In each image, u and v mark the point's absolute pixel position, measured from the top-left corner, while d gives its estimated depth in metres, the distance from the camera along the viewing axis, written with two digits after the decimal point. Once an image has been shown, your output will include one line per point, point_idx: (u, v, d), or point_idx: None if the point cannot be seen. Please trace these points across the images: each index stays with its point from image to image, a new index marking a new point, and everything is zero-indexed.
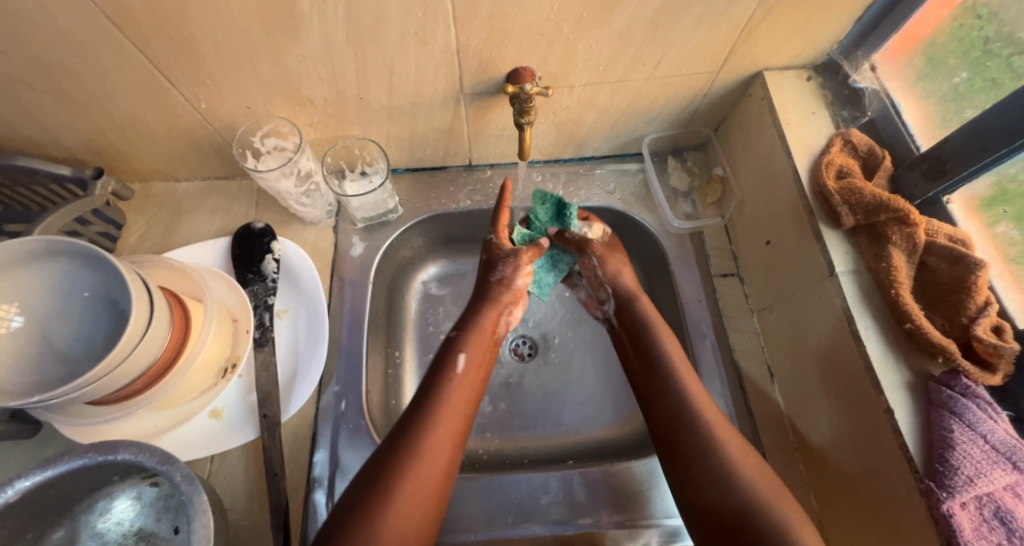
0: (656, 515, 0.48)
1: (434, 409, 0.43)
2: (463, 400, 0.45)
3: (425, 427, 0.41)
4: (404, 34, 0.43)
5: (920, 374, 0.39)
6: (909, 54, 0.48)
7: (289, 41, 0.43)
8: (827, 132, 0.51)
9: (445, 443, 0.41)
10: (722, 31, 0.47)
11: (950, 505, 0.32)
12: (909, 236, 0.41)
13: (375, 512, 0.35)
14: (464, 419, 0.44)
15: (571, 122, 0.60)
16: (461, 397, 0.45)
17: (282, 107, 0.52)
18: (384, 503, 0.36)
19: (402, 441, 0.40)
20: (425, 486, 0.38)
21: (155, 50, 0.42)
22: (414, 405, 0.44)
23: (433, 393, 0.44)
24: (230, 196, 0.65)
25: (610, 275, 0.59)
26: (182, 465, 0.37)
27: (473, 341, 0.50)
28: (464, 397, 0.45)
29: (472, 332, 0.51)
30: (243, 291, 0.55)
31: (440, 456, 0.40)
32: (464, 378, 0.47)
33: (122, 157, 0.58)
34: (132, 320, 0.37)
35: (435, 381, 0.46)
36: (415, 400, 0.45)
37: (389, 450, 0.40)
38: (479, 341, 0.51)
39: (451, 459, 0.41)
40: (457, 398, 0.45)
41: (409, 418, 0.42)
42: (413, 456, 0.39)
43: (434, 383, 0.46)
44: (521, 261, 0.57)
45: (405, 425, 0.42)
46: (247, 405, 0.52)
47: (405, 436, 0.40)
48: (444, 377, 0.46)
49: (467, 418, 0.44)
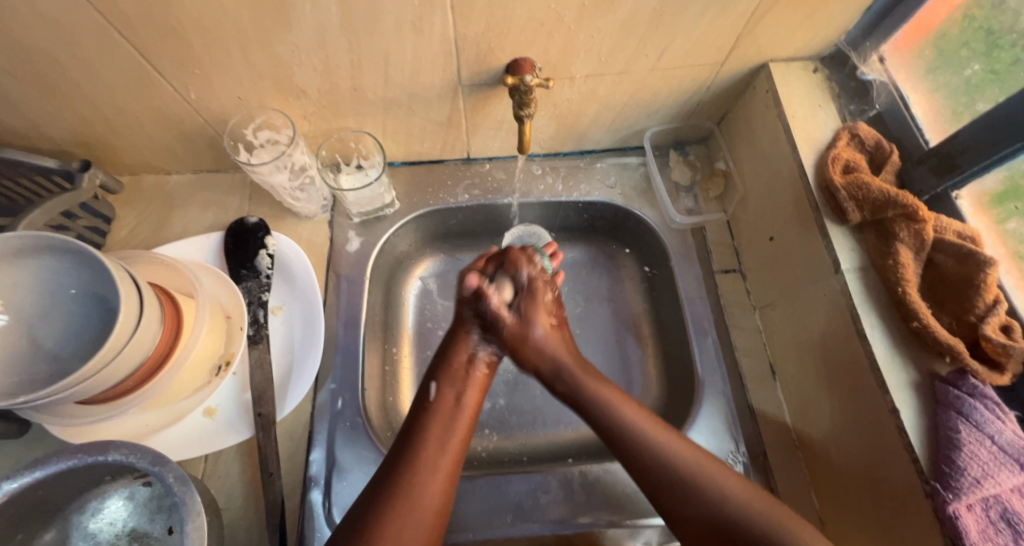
0: (655, 515, 0.48)
1: (416, 448, 0.42)
2: (447, 434, 0.44)
3: (407, 466, 0.41)
4: (400, 23, 0.42)
5: (926, 372, 0.38)
6: (918, 45, 0.47)
7: (280, 29, 0.41)
8: (833, 126, 0.50)
9: (433, 480, 0.40)
10: (727, 22, 0.45)
11: (955, 507, 0.31)
12: (917, 233, 0.40)
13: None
14: (453, 456, 0.43)
15: (571, 114, 0.59)
16: (442, 431, 0.44)
17: (275, 99, 0.51)
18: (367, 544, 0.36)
19: (386, 482, 0.40)
20: (411, 528, 0.38)
21: (141, 38, 0.41)
22: (398, 443, 0.43)
23: (417, 433, 0.44)
24: (222, 189, 0.63)
25: (535, 357, 0.51)
26: (175, 467, 0.37)
27: (451, 373, 0.49)
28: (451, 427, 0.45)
29: (450, 365, 0.50)
30: (236, 287, 0.54)
31: (428, 498, 0.39)
32: (442, 407, 0.46)
33: (110, 149, 0.57)
34: (122, 318, 0.36)
35: (416, 417, 0.46)
36: (398, 439, 0.44)
37: (375, 488, 0.40)
38: (456, 374, 0.49)
39: (443, 496, 0.40)
40: (440, 433, 0.44)
41: (392, 458, 0.42)
42: (398, 496, 0.39)
43: (416, 421, 0.45)
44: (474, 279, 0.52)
45: (387, 468, 0.41)
46: (241, 403, 0.51)
47: (388, 477, 0.40)
48: (425, 415, 0.46)
49: (456, 451, 0.44)
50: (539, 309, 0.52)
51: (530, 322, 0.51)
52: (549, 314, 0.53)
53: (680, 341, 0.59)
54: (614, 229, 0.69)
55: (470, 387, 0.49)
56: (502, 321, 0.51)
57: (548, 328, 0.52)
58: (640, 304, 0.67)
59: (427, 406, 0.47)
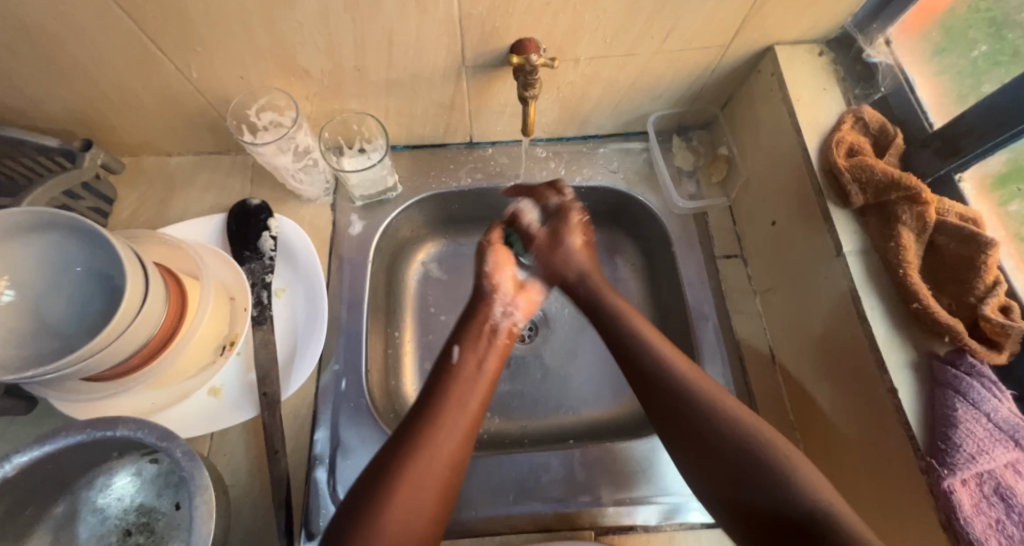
0: (655, 493, 0.48)
1: (437, 408, 0.43)
2: (469, 398, 0.44)
3: (428, 424, 0.41)
4: (404, 1, 0.41)
5: (925, 353, 0.38)
6: (925, 29, 0.47)
7: (284, 7, 0.41)
8: (837, 109, 0.50)
9: (451, 439, 0.40)
10: (735, 2, 0.45)
11: (950, 481, 0.32)
12: (920, 216, 0.40)
13: (378, 501, 0.35)
14: (470, 418, 0.43)
15: (575, 98, 0.58)
16: (463, 394, 0.44)
17: (278, 79, 0.50)
18: (386, 498, 0.35)
19: (404, 439, 0.40)
20: (428, 483, 0.37)
21: (145, 15, 0.40)
22: (419, 405, 0.43)
23: (440, 393, 0.44)
24: (224, 171, 0.63)
25: (561, 260, 0.56)
26: (182, 442, 0.37)
27: (474, 338, 0.50)
28: (471, 393, 0.45)
29: (475, 329, 0.50)
30: (240, 269, 0.54)
31: (444, 457, 0.39)
32: (462, 370, 0.47)
33: (111, 129, 0.56)
34: (128, 296, 0.36)
35: (439, 380, 0.46)
36: (421, 397, 0.44)
37: (391, 447, 0.39)
38: (480, 338, 0.50)
39: (457, 456, 0.40)
40: (461, 396, 0.44)
41: (412, 418, 0.42)
42: (417, 451, 0.39)
43: (439, 384, 0.45)
44: (491, 249, 0.55)
45: (410, 424, 0.41)
46: (246, 383, 0.51)
47: (410, 434, 0.40)
48: (445, 379, 0.46)
49: (475, 413, 0.44)
50: (567, 227, 0.57)
51: (564, 237, 0.56)
52: (581, 233, 0.57)
53: (682, 325, 0.59)
54: (615, 215, 0.69)
55: (491, 352, 0.49)
56: (534, 237, 0.57)
57: (578, 246, 0.57)
58: (642, 289, 0.68)
59: (451, 369, 0.47)
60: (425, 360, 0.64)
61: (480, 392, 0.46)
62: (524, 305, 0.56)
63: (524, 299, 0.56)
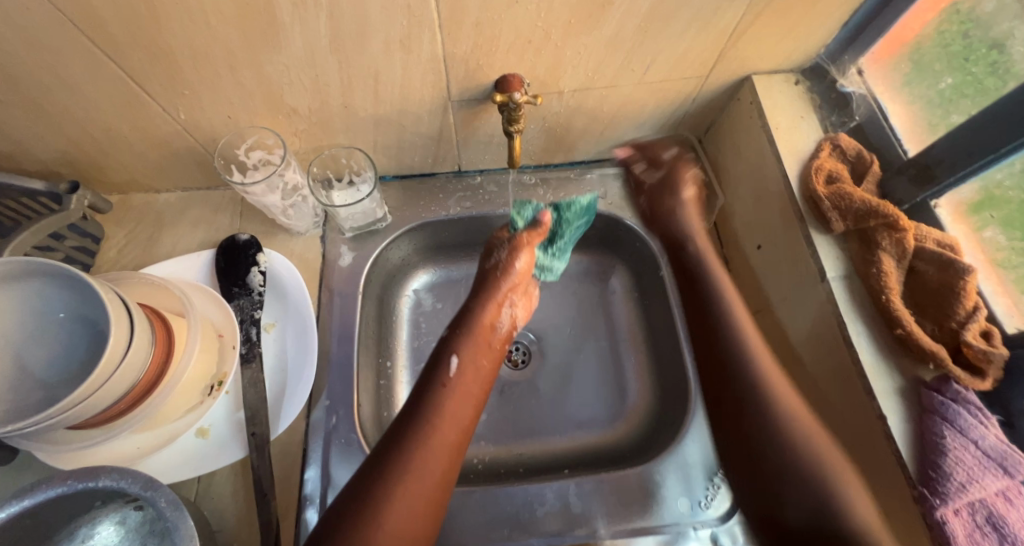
0: (655, 524, 0.48)
1: (428, 421, 0.41)
2: (461, 412, 0.43)
3: (417, 438, 0.39)
4: (389, 42, 0.42)
5: (912, 379, 0.39)
6: (895, 58, 0.48)
7: (270, 50, 0.41)
8: (816, 136, 0.51)
9: (441, 456, 0.39)
10: (711, 37, 0.46)
11: (943, 511, 0.32)
12: (899, 242, 0.41)
13: (366, 521, 0.34)
14: (461, 430, 0.42)
15: (560, 127, 0.59)
16: (458, 406, 0.43)
17: (265, 117, 0.51)
18: (375, 521, 0.34)
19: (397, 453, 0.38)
20: (416, 498, 0.36)
21: (130, 60, 0.41)
22: (407, 417, 0.41)
23: (431, 405, 0.42)
24: (213, 207, 0.63)
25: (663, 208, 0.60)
26: (167, 491, 0.37)
27: (474, 344, 0.48)
28: (462, 406, 0.44)
29: (471, 334, 0.48)
30: (228, 305, 0.54)
31: (434, 477, 0.38)
32: (460, 381, 0.45)
33: (98, 169, 0.56)
34: (113, 343, 0.36)
35: (431, 391, 0.43)
36: (408, 409, 0.43)
37: (375, 466, 0.38)
38: (479, 344, 0.48)
39: (446, 473, 0.39)
40: (454, 410, 0.43)
41: (400, 430, 0.40)
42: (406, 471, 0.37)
43: (431, 394, 0.43)
44: (519, 245, 0.54)
45: (398, 439, 0.39)
46: (234, 422, 0.51)
47: (402, 450, 0.38)
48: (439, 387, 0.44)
49: (466, 428, 0.42)
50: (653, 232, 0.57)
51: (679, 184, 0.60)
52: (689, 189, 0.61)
53: (674, 349, 0.59)
54: (604, 239, 0.70)
55: (486, 357, 0.48)
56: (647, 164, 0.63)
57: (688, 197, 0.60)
58: (633, 312, 0.68)
59: (446, 382, 0.44)
60: None
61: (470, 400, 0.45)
62: (521, 306, 0.56)
63: (524, 299, 0.56)
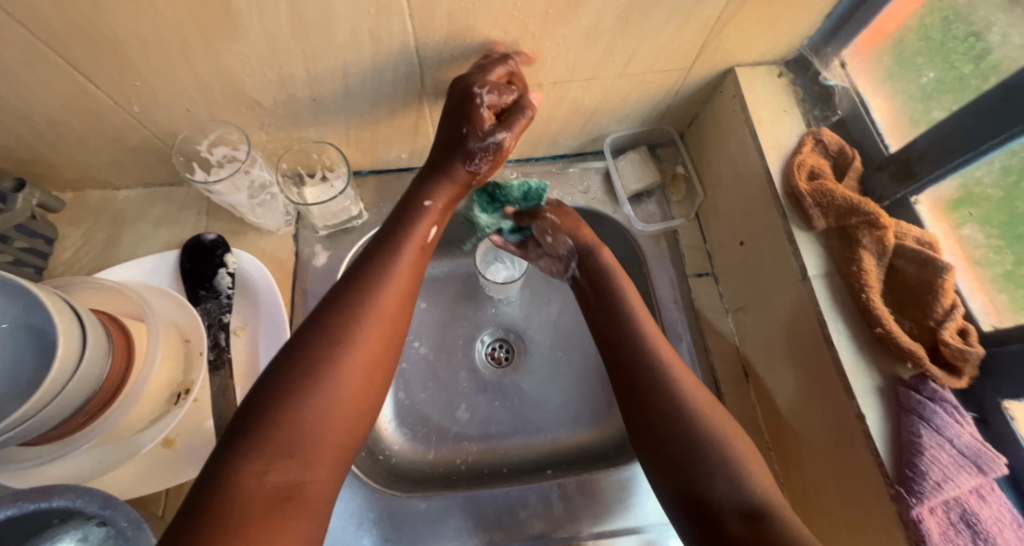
0: (635, 523, 0.48)
1: (368, 299, 0.38)
2: (402, 287, 0.40)
3: (354, 319, 0.36)
4: (357, 32, 0.40)
5: (889, 377, 0.39)
6: (877, 51, 0.47)
7: (227, 40, 0.38)
8: (798, 130, 0.50)
9: (378, 328, 0.37)
10: (693, 26, 0.45)
11: (919, 510, 0.33)
12: (879, 240, 0.40)
13: (297, 398, 0.31)
14: (399, 305, 0.40)
15: (541, 120, 0.58)
16: (402, 278, 0.41)
17: (229, 111, 0.48)
18: (306, 401, 0.32)
19: (335, 329, 0.35)
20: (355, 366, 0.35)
21: (74, 51, 0.38)
22: (338, 294, 0.38)
23: (365, 280, 0.39)
24: (177, 205, 0.60)
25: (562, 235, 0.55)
26: (127, 510, 0.36)
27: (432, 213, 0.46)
28: (403, 286, 0.41)
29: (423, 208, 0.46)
30: (194, 309, 0.50)
31: (372, 349, 0.36)
32: (404, 257, 0.42)
33: (48, 166, 0.53)
34: (63, 352, 0.34)
35: (362, 271, 0.40)
36: (340, 289, 0.39)
37: (307, 341, 0.34)
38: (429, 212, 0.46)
39: (384, 347, 0.37)
40: (394, 283, 0.40)
41: (332, 307, 0.37)
42: (343, 347, 0.35)
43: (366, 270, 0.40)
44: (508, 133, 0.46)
45: (331, 315, 0.36)
46: (204, 434, 0.48)
47: (335, 324, 0.36)
48: (374, 264, 0.40)
49: (403, 299, 0.40)
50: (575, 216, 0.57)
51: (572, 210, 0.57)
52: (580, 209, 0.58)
53: None
54: None
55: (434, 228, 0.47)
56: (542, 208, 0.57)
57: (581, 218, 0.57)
58: None
59: (379, 260, 0.41)
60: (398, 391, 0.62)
61: (411, 272, 0.42)
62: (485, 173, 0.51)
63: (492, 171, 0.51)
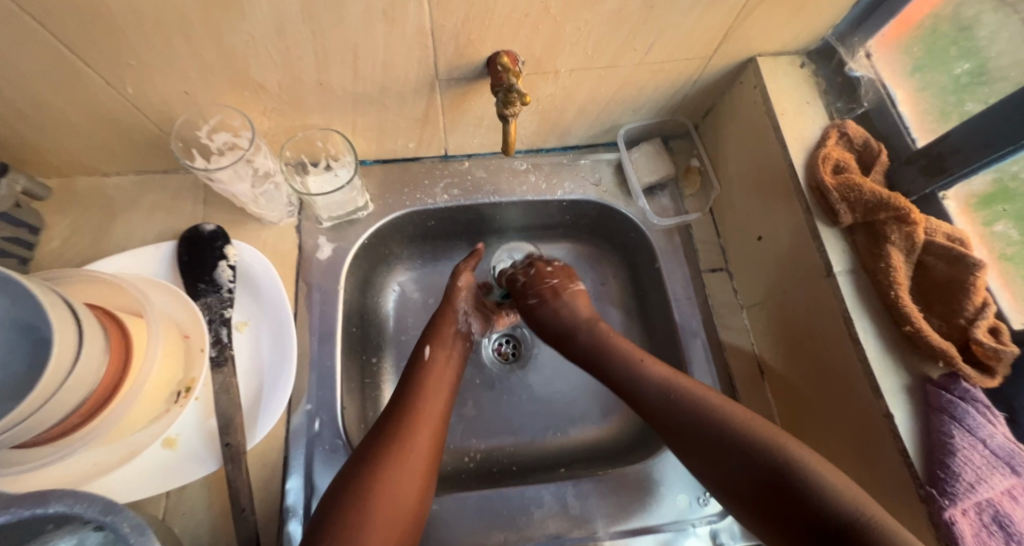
0: (652, 523, 0.47)
1: (409, 414, 0.44)
2: (438, 399, 0.47)
3: (400, 433, 0.42)
4: (370, 13, 0.37)
5: (918, 376, 0.38)
6: (905, 42, 0.47)
7: (230, 18, 0.36)
8: (821, 123, 0.49)
9: (425, 438, 0.43)
10: (718, 14, 0.43)
11: (951, 512, 0.32)
12: (909, 236, 0.39)
13: (350, 506, 0.37)
14: (440, 416, 0.46)
15: (555, 110, 0.56)
16: (438, 390, 0.48)
17: (229, 94, 0.45)
18: (359, 518, 0.36)
19: (379, 441, 0.42)
20: (409, 476, 0.40)
21: (64, 27, 0.35)
22: (387, 412, 0.45)
23: (405, 398, 0.46)
24: (173, 193, 0.58)
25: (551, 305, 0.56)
26: (130, 515, 0.33)
27: (440, 336, 0.53)
28: (438, 402, 0.47)
29: (440, 327, 0.54)
30: (194, 304, 0.48)
31: (420, 459, 0.41)
32: (436, 370, 0.49)
33: (33, 150, 0.50)
34: (58, 349, 0.31)
35: (405, 390, 0.47)
36: (387, 408, 0.46)
37: (362, 454, 0.41)
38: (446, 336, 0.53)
39: (431, 457, 0.42)
40: (430, 395, 0.47)
41: (381, 424, 0.44)
42: (389, 458, 0.40)
43: (409, 388, 0.47)
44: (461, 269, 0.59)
45: (379, 430, 0.43)
46: (205, 432, 0.46)
47: (392, 435, 0.42)
48: (413, 384, 0.48)
49: (443, 413, 0.46)
50: (549, 271, 0.59)
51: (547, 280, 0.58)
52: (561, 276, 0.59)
53: (669, 341, 0.58)
54: (594, 226, 0.67)
55: (460, 345, 0.54)
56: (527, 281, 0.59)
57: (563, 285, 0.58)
58: (625, 304, 0.66)
59: (420, 380, 0.48)
60: None
61: (445, 385, 0.49)
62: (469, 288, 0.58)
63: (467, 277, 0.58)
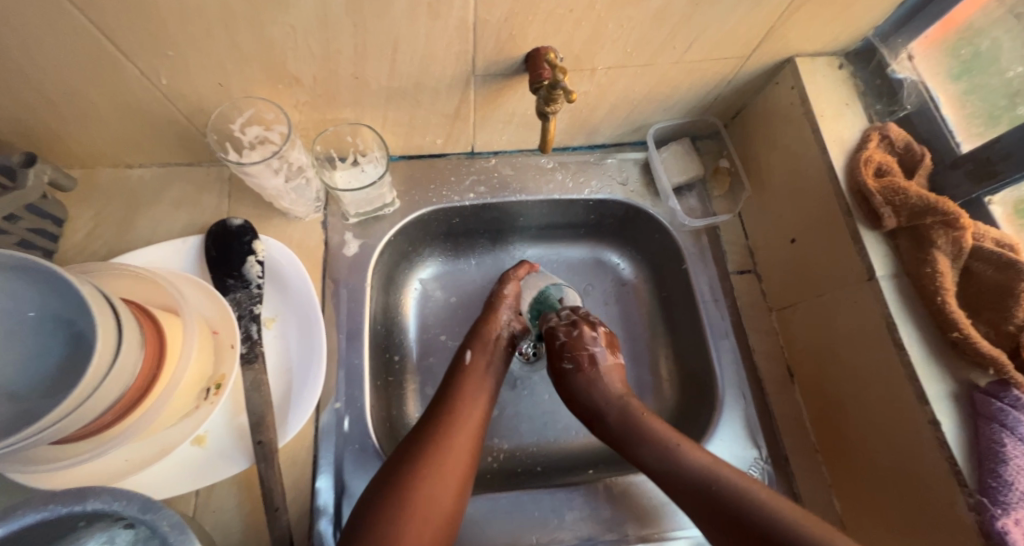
0: (683, 527, 0.46)
1: (437, 447, 0.43)
2: (469, 435, 0.45)
3: (427, 468, 0.41)
4: (414, 6, 0.37)
5: (964, 383, 0.38)
6: (950, 44, 0.46)
7: (273, 9, 0.35)
8: (860, 125, 0.48)
9: (453, 476, 0.42)
10: (762, 13, 0.42)
11: (1004, 522, 0.31)
12: (956, 240, 0.39)
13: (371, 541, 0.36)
14: (470, 451, 0.44)
15: (587, 109, 0.55)
16: (470, 422, 0.46)
17: (262, 87, 0.45)
18: None
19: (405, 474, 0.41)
20: (438, 501, 0.40)
21: (105, 16, 0.34)
22: (416, 438, 0.44)
23: (434, 426, 0.45)
24: (198, 186, 0.57)
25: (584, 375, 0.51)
26: (168, 512, 0.32)
27: (482, 341, 0.54)
28: (468, 436, 0.45)
29: (482, 336, 0.54)
30: (224, 300, 0.48)
31: (444, 500, 0.40)
32: (465, 400, 0.48)
33: (59, 140, 0.49)
34: (99, 344, 0.31)
35: (434, 418, 0.46)
36: (415, 434, 0.45)
37: (387, 483, 0.40)
38: (488, 343, 0.54)
39: (456, 496, 0.41)
40: (460, 429, 0.45)
41: (407, 451, 0.43)
42: (413, 494, 0.39)
43: (441, 417, 0.46)
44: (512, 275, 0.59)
45: (406, 457, 0.42)
46: (235, 429, 0.45)
47: (429, 443, 0.43)
48: (445, 412, 0.46)
49: (474, 447, 0.45)
50: (592, 336, 0.53)
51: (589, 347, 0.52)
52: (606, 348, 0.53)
53: (697, 344, 0.58)
54: (618, 226, 0.66)
55: (499, 359, 0.53)
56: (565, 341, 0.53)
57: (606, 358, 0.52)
58: (649, 305, 0.66)
59: (450, 410, 0.47)
60: (427, 386, 0.61)
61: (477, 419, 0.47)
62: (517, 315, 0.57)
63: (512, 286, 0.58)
